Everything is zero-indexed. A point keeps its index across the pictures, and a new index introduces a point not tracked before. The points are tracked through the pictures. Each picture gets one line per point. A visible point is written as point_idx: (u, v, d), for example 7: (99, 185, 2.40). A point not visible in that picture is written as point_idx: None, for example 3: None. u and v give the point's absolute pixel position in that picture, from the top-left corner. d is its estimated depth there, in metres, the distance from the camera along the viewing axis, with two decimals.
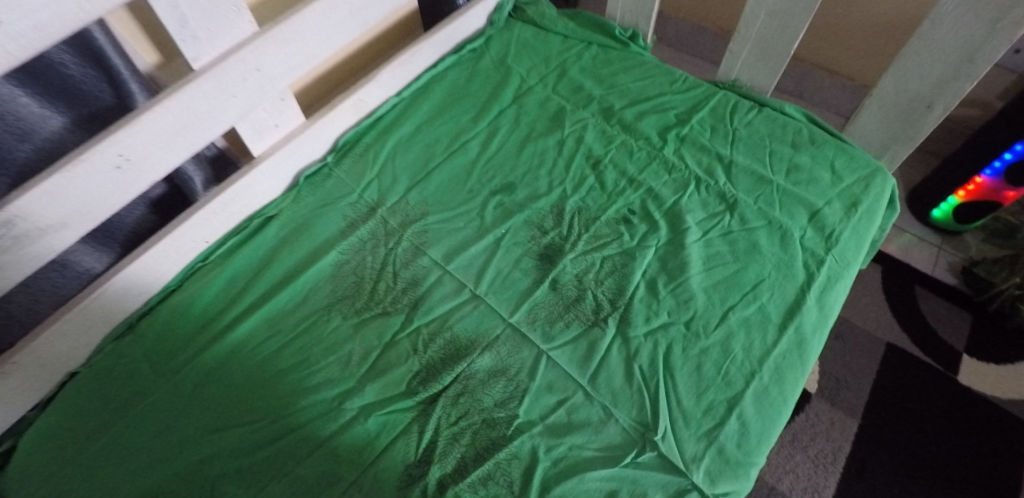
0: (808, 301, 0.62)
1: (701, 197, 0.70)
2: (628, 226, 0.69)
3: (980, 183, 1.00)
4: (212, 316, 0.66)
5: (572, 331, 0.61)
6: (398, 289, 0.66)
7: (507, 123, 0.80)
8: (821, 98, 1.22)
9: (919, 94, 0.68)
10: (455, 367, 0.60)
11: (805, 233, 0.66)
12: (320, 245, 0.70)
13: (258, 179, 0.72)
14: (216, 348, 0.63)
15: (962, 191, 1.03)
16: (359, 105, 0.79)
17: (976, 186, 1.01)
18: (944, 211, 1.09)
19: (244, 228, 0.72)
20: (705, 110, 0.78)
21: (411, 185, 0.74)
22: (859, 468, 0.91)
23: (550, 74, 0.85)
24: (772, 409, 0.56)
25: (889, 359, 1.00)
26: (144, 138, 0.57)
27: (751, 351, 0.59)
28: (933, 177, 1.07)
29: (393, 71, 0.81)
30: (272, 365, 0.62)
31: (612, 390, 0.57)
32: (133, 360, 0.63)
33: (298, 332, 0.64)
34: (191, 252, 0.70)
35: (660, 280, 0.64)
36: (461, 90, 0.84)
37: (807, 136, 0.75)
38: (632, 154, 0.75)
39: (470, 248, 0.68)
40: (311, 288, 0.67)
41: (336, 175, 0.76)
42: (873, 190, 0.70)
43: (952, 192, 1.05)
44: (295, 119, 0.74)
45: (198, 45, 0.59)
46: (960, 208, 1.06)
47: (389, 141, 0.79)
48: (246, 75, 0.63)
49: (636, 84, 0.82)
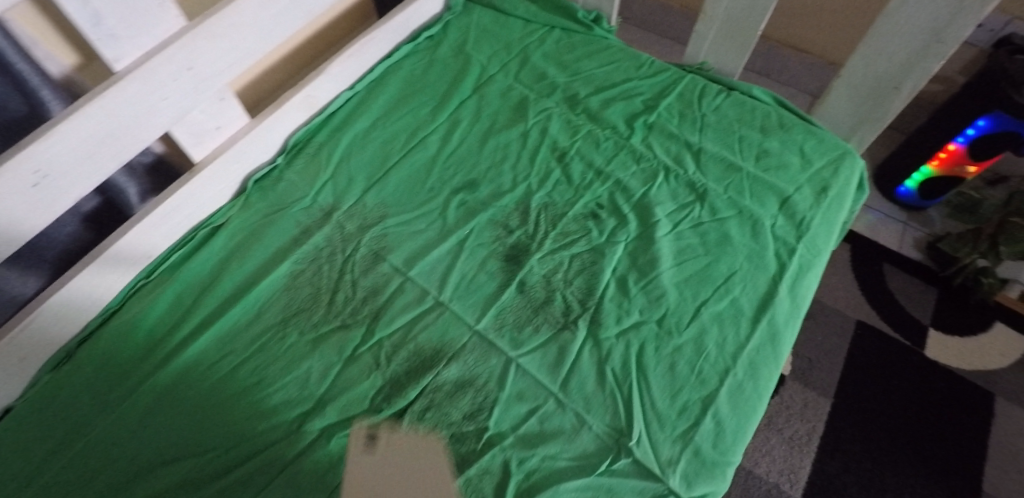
0: (780, 293, 0.60)
1: (671, 187, 0.68)
2: (596, 221, 0.66)
3: (953, 152, 0.99)
4: (159, 337, 0.62)
5: (541, 336, 0.59)
6: (358, 298, 0.63)
7: (468, 115, 0.76)
8: (787, 75, 1.21)
9: (887, 76, 0.67)
10: (421, 379, 0.57)
11: (776, 221, 0.65)
12: (274, 255, 0.66)
13: (201, 186, 0.67)
14: (165, 371, 0.59)
15: (935, 160, 1.02)
16: (310, 101, 0.74)
17: (949, 154, 1.00)
18: (918, 181, 1.07)
19: (190, 241, 0.68)
20: (672, 96, 0.76)
21: (368, 186, 0.70)
22: (833, 447, 0.92)
23: (512, 62, 0.81)
24: (747, 406, 0.55)
25: (859, 336, 1.01)
26: (62, 150, 0.51)
27: (725, 347, 0.58)
28: (899, 153, 1.07)
29: (345, 63, 0.76)
30: (227, 387, 0.58)
31: (584, 395, 0.55)
32: (73, 390, 0.58)
33: (253, 350, 0.60)
34: (132, 271, 0.65)
35: (631, 277, 0.62)
36: (418, 81, 0.80)
37: (776, 120, 0.73)
38: (599, 145, 0.72)
39: (432, 251, 0.65)
40: (265, 301, 0.63)
41: (288, 178, 0.72)
42: (842, 173, 0.68)
43: (924, 162, 1.03)
44: (238, 119, 0.69)
45: (117, 44, 0.53)
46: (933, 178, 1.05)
47: (343, 139, 0.74)
48: (177, 75, 0.58)
49: (600, 70, 0.79)
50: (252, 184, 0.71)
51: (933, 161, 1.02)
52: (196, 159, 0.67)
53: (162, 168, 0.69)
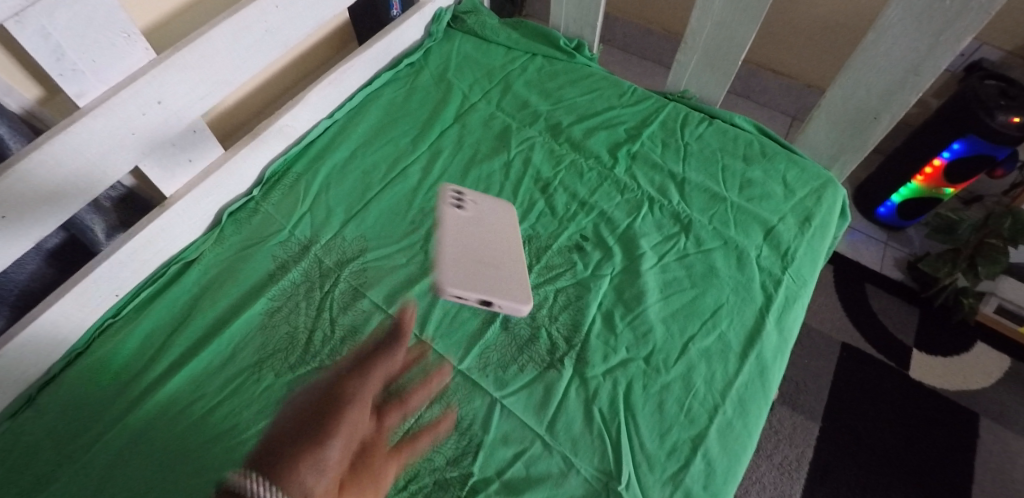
0: (767, 326, 0.60)
1: (655, 219, 0.67)
2: (580, 254, 0.65)
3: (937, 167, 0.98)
4: (125, 381, 0.58)
5: (526, 375, 0.57)
6: (337, 337, 0.60)
7: (450, 144, 0.75)
8: (767, 97, 1.22)
9: (866, 106, 0.68)
10: (403, 423, 0.55)
11: (761, 252, 0.64)
12: (248, 292, 0.63)
13: (172, 220, 0.64)
14: (131, 418, 0.55)
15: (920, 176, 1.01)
16: (287, 131, 0.72)
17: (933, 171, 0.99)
18: (904, 196, 1.06)
19: (160, 277, 0.65)
20: (655, 124, 0.76)
21: (347, 219, 0.68)
22: (822, 472, 0.92)
23: (493, 89, 0.80)
24: (737, 445, 0.54)
25: (844, 359, 1.02)
26: (20, 190, 0.49)
27: (713, 384, 0.57)
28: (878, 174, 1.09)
29: (323, 91, 0.75)
30: (197, 433, 0.55)
31: (572, 437, 0.54)
32: (31, 439, 0.55)
33: (226, 393, 0.57)
34: (98, 310, 0.62)
35: (617, 312, 0.61)
36: (398, 109, 0.78)
37: (759, 149, 0.73)
38: (583, 175, 0.71)
39: (414, 286, 0.63)
40: (239, 342, 0.60)
41: (264, 210, 0.69)
42: (825, 202, 0.68)
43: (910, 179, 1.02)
44: (212, 151, 0.67)
45: (80, 78, 0.51)
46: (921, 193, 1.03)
47: (322, 170, 0.72)
48: (146, 109, 0.55)
49: (583, 98, 0.79)
50: (226, 217, 0.69)
51: (920, 175, 1.01)
52: (168, 194, 0.65)
53: (132, 202, 0.66)
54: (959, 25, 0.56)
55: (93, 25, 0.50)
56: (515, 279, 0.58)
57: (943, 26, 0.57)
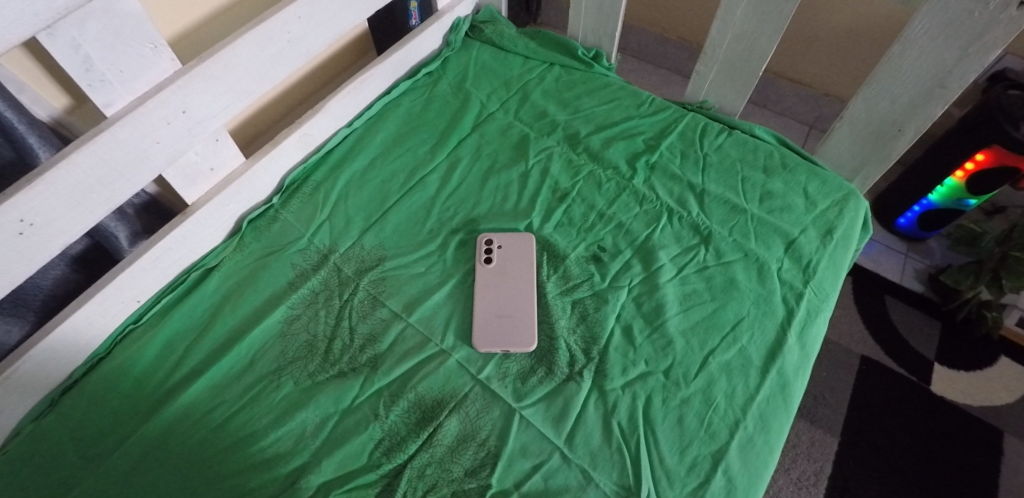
0: (788, 341, 0.59)
1: (674, 230, 0.67)
2: (598, 265, 0.65)
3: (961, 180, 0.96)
4: (147, 386, 0.59)
5: (544, 387, 0.57)
6: (355, 346, 0.60)
7: (468, 153, 0.75)
8: (783, 106, 1.21)
9: (889, 119, 0.67)
10: (421, 433, 0.54)
11: (782, 264, 0.64)
12: (267, 300, 0.64)
13: (194, 227, 0.65)
14: (152, 423, 0.56)
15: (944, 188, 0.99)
16: (307, 139, 0.73)
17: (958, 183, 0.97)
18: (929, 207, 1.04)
19: (181, 284, 0.66)
20: (674, 135, 0.75)
21: (366, 227, 0.69)
22: (841, 488, 0.90)
23: (511, 99, 0.80)
24: (758, 461, 0.53)
25: (863, 372, 1.01)
26: (48, 198, 0.49)
27: (734, 398, 0.56)
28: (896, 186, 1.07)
29: (343, 100, 0.75)
30: (217, 440, 0.55)
31: (590, 450, 0.53)
32: (54, 443, 0.55)
33: (246, 400, 0.57)
34: (121, 315, 0.62)
35: (636, 325, 0.60)
36: (417, 118, 0.79)
37: (779, 160, 0.72)
38: (601, 185, 0.71)
39: (432, 296, 0.63)
40: (259, 349, 0.60)
41: (284, 218, 0.70)
42: (847, 214, 0.67)
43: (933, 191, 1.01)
44: (233, 159, 0.68)
45: (108, 88, 0.52)
46: (947, 205, 1.01)
47: (341, 178, 0.73)
48: (171, 118, 0.56)
49: (601, 108, 0.79)
50: (246, 224, 0.69)
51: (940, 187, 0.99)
52: (190, 201, 0.66)
53: (154, 209, 0.67)
54: (988, 37, 0.56)
55: (120, 36, 0.50)
56: (521, 327, 0.60)
57: (971, 37, 0.57)
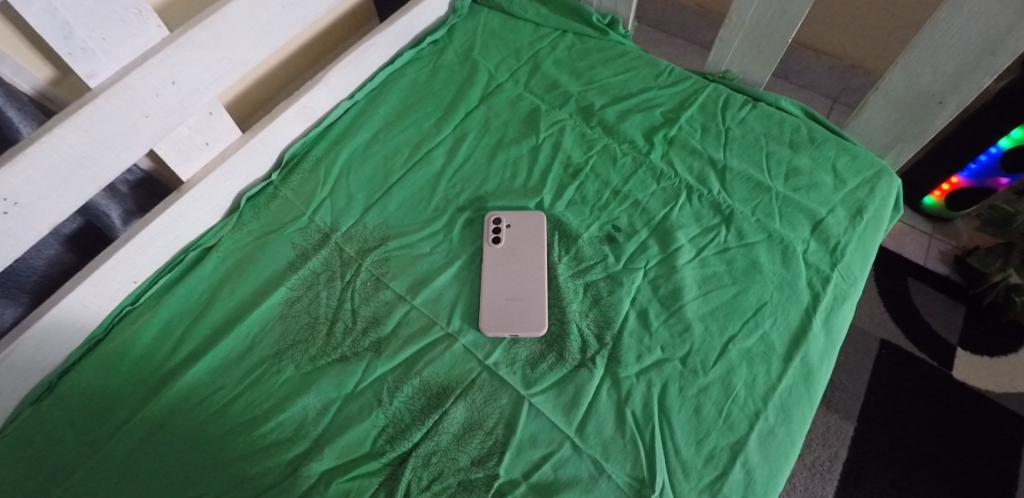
0: (813, 327, 0.56)
1: (693, 209, 0.63)
2: (613, 245, 0.61)
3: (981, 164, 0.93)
4: (145, 369, 0.57)
5: (554, 374, 0.54)
6: (358, 329, 0.57)
7: (476, 127, 0.71)
8: (806, 79, 1.15)
9: (929, 91, 0.62)
10: (426, 421, 0.52)
11: (808, 246, 0.60)
12: (267, 281, 0.61)
13: (190, 205, 0.62)
14: (151, 408, 0.54)
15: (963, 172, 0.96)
16: (306, 113, 0.69)
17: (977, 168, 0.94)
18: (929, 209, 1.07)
19: (178, 264, 0.63)
20: (694, 107, 0.71)
21: (369, 205, 0.66)
22: (856, 474, 0.88)
23: (521, 69, 0.76)
24: (779, 453, 0.51)
25: (883, 356, 0.97)
26: (31, 175, 0.46)
27: (755, 387, 0.53)
28: (915, 170, 1.01)
29: (344, 70, 0.71)
30: (218, 425, 0.54)
31: (603, 441, 0.51)
32: (52, 427, 0.53)
33: (246, 385, 0.55)
34: (118, 297, 0.60)
35: (652, 309, 0.57)
36: (422, 89, 0.75)
37: (806, 134, 0.68)
38: (616, 161, 0.67)
39: (438, 277, 0.60)
40: (258, 332, 0.58)
41: (284, 195, 0.67)
42: (878, 193, 0.63)
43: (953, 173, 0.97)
44: (230, 133, 0.65)
45: (92, 57, 0.49)
46: (965, 190, 0.98)
47: (342, 153, 0.69)
48: (160, 89, 0.52)
49: (616, 78, 0.74)
50: (245, 202, 0.66)
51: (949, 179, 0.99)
52: (185, 178, 0.63)
53: (150, 186, 0.64)
54: None
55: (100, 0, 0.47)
56: (531, 310, 0.58)
57: None
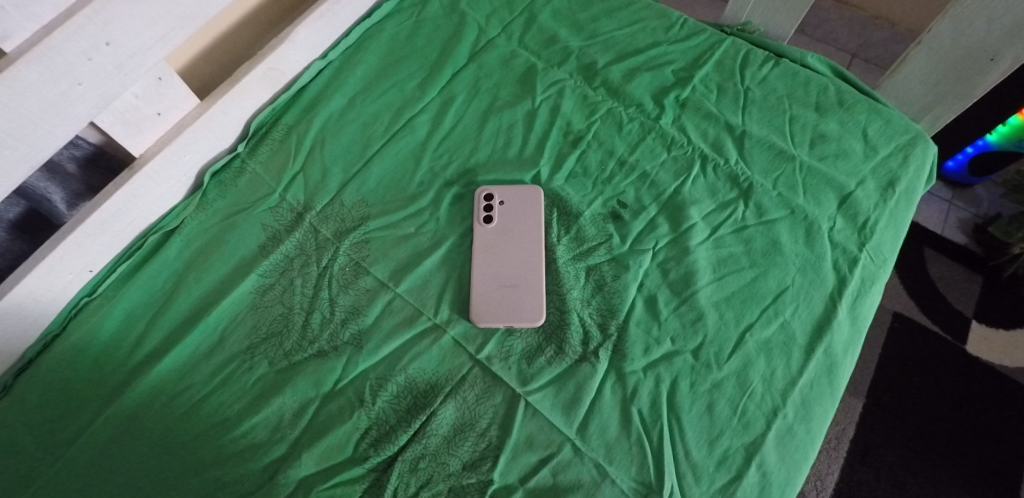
0: (839, 315, 0.50)
1: (708, 182, 0.57)
2: (618, 224, 0.55)
3: None
4: (106, 366, 0.52)
5: (553, 370, 0.49)
6: (336, 321, 0.52)
7: (464, 89, 0.64)
8: (824, 31, 1.04)
9: (980, 45, 0.55)
10: (412, 423, 0.48)
11: (834, 223, 0.54)
12: (235, 267, 0.56)
13: (145, 184, 0.56)
14: (114, 409, 0.49)
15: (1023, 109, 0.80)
16: (274, 75, 0.62)
17: None
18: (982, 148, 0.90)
19: (139, 248, 0.57)
20: (709, 65, 0.63)
21: (346, 179, 0.59)
22: (863, 451, 0.86)
23: (515, 22, 0.68)
24: (798, 453, 0.46)
25: (895, 330, 0.93)
26: None
27: (773, 382, 0.48)
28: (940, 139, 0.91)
29: (314, 25, 0.63)
30: (187, 429, 0.49)
31: (606, 442, 0.47)
32: (6, 431, 0.49)
33: (216, 383, 0.51)
34: (72, 288, 0.54)
35: (661, 296, 0.52)
36: (403, 47, 0.67)
37: (835, 96, 0.60)
38: (622, 127, 0.60)
39: (423, 261, 0.54)
40: (227, 325, 0.53)
41: (252, 170, 0.60)
42: (913, 162, 0.57)
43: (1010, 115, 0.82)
44: (186, 101, 0.57)
45: (5, 16, 0.41)
46: None
47: (316, 120, 0.62)
48: (92, 53, 0.45)
49: (622, 32, 0.66)
50: (208, 178, 0.60)
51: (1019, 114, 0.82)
52: (137, 154, 0.56)
53: (103, 161, 0.57)
54: None
55: None
56: (527, 299, 0.52)
57: None
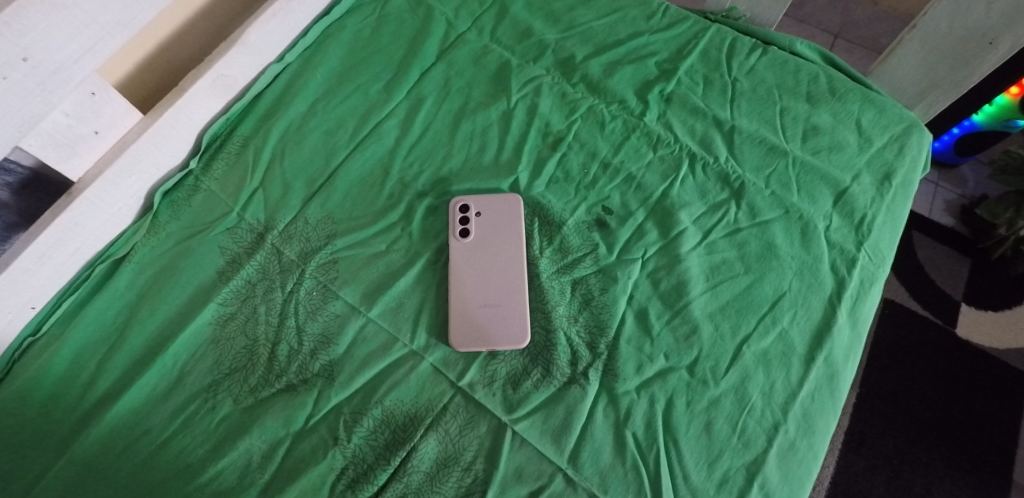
0: (839, 320, 0.48)
1: (697, 181, 0.54)
2: (603, 232, 0.52)
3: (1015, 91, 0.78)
4: (52, 413, 0.47)
5: (540, 396, 0.46)
6: (305, 352, 0.48)
7: (434, 90, 0.59)
8: (806, 12, 0.99)
9: (979, 29, 0.52)
10: (392, 460, 0.44)
11: (830, 222, 0.51)
12: (193, 296, 0.51)
13: (87, 209, 0.51)
14: (63, 462, 0.45)
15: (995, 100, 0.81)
16: (226, 82, 0.57)
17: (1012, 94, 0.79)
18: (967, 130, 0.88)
19: (87, 280, 0.52)
20: (694, 55, 0.59)
21: (310, 194, 0.55)
22: (859, 441, 0.85)
23: (486, 14, 0.63)
24: (800, 469, 0.44)
25: (887, 317, 0.92)
26: None
27: (773, 396, 0.46)
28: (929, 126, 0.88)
29: (266, 25, 0.58)
30: (146, 478, 0.45)
31: (600, 470, 0.44)
32: None
33: (176, 426, 0.46)
34: (13, 328, 0.49)
35: (653, 309, 0.49)
36: (366, 45, 0.62)
37: (826, 84, 0.57)
38: (604, 126, 0.56)
39: (397, 282, 0.50)
40: (187, 361, 0.49)
41: (206, 187, 0.55)
42: (908, 153, 0.54)
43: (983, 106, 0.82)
44: (126, 116, 0.52)
45: None
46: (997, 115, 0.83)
47: (274, 130, 0.58)
48: (8, 70, 0.40)
49: (600, 22, 0.62)
50: (159, 199, 0.55)
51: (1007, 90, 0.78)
52: (76, 177, 0.51)
53: (39, 187, 0.52)
54: None
55: None
56: (510, 319, 0.49)
57: None
